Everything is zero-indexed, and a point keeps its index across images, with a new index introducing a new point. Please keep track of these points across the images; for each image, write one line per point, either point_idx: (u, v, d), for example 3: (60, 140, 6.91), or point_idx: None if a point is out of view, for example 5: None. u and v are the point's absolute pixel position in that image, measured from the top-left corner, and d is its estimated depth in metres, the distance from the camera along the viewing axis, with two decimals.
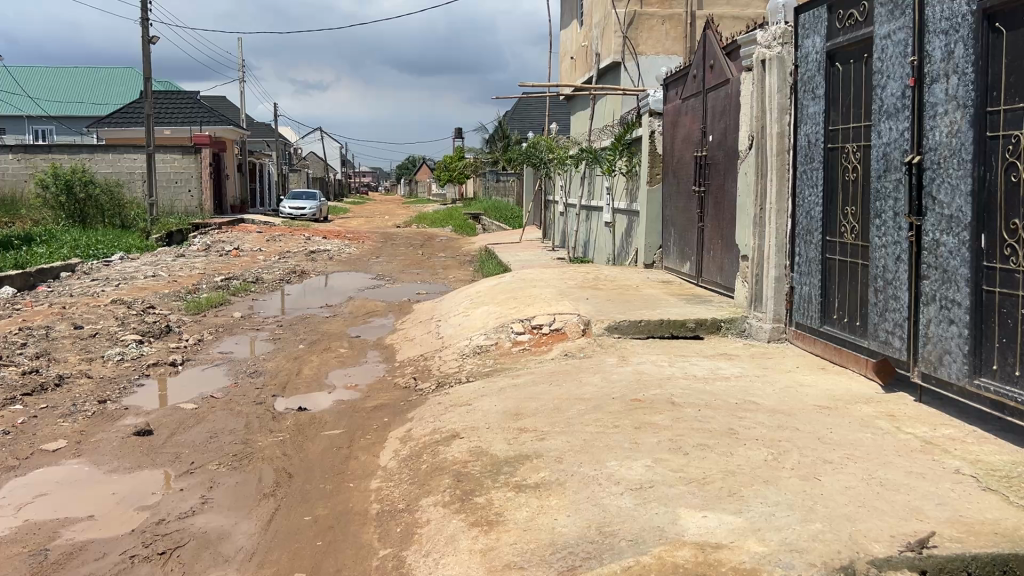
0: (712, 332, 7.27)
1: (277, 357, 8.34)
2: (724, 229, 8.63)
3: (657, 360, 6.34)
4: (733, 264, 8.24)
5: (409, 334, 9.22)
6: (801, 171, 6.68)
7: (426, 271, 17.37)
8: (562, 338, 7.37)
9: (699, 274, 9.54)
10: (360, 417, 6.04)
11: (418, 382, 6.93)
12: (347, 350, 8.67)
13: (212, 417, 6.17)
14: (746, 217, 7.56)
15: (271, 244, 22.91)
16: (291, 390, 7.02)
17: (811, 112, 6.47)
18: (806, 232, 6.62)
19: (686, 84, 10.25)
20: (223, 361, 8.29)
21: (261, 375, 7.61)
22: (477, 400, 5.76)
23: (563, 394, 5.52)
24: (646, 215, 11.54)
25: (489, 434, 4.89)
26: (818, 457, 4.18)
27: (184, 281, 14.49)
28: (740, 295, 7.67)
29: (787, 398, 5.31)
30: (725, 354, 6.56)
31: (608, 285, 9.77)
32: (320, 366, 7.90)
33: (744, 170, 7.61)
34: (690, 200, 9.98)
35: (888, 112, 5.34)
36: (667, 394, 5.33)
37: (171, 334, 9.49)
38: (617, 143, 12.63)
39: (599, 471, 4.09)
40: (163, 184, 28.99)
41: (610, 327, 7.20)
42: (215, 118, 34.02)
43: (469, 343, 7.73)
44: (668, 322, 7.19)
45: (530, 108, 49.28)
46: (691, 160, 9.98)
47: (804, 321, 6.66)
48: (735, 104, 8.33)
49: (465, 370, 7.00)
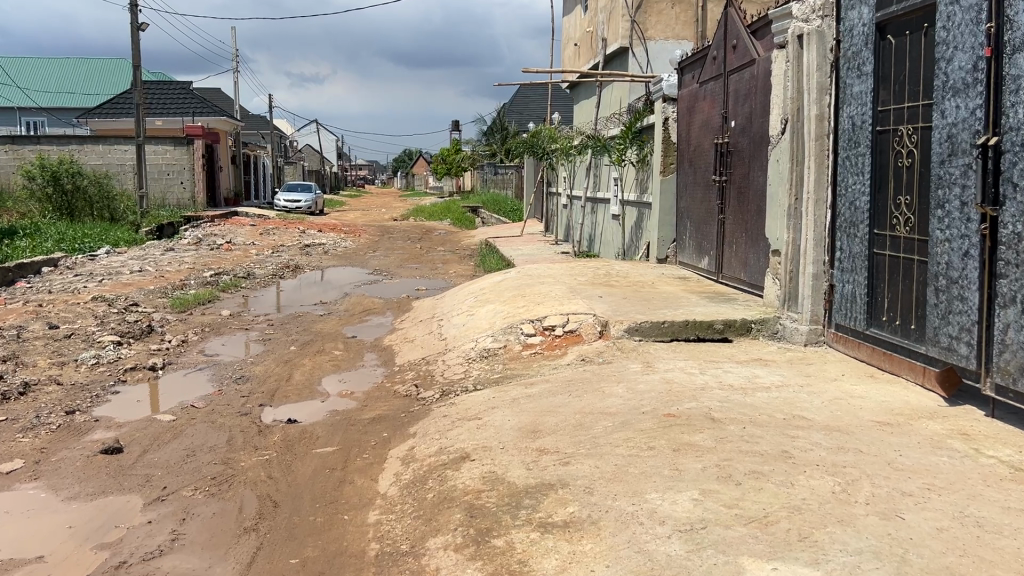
0: (741, 335, 6.65)
1: (266, 360, 7.70)
2: (750, 222, 8.03)
3: (687, 368, 5.70)
4: (761, 260, 7.63)
5: (409, 335, 8.57)
6: (843, 157, 6.04)
7: (426, 266, 16.72)
8: (577, 340, 6.74)
9: (720, 270, 8.93)
10: (357, 431, 5.40)
11: (420, 390, 6.30)
12: (343, 352, 8.03)
13: (191, 431, 5.54)
14: (777, 207, 6.93)
15: (265, 237, 22.21)
16: (280, 399, 6.38)
17: (856, 91, 5.83)
18: (849, 225, 5.99)
19: (705, 66, 9.61)
20: (207, 365, 7.65)
21: (249, 381, 6.97)
22: (487, 413, 5.14)
23: (586, 408, 4.89)
24: (659, 208, 10.89)
25: (504, 457, 4.26)
26: (896, 488, 3.55)
27: (171, 276, 13.81)
28: (770, 293, 7.05)
29: (840, 414, 4.68)
30: (760, 360, 5.94)
31: (621, 281, 9.14)
32: (312, 371, 7.25)
33: (775, 157, 6.99)
34: (709, 190, 9.36)
35: (954, 88, 4.70)
36: (703, 409, 4.71)
37: (153, 334, 8.84)
38: (627, 132, 11.99)
39: (638, 506, 3.46)
40: (155, 176, 28.26)
41: (630, 329, 6.56)
42: (208, 108, 33.23)
43: (475, 346, 7.09)
44: (693, 323, 6.56)
45: (528, 99, 48.54)
46: (710, 148, 9.35)
47: (846, 322, 6.05)
48: (762, 85, 7.70)
49: (472, 376, 6.37)
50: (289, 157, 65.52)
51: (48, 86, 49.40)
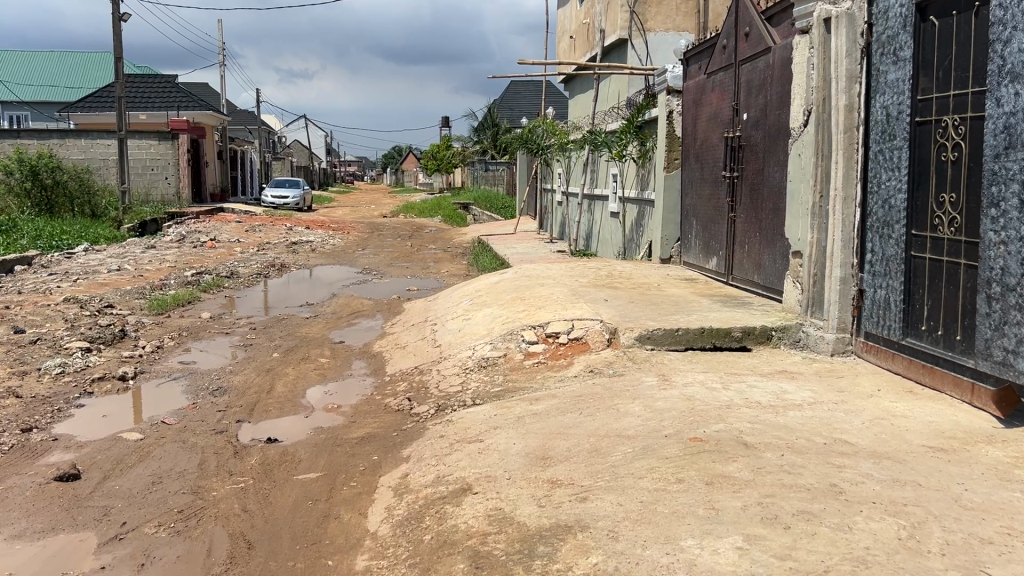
0: (761, 344, 6.15)
1: (246, 369, 7.14)
2: (764, 221, 7.55)
3: (708, 382, 5.18)
4: (778, 261, 7.14)
5: (401, 340, 8.02)
6: (875, 151, 5.54)
7: (416, 265, 16.16)
8: (583, 349, 6.22)
9: (730, 272, 8.44)
10: (344, 453, 4.86)
11: (413, 404, 5.75)
12: (329, 360, 7.47)
13: (159, 453, 4.98)
14: (799, 205, 6.44)
15: (250, 235, 21.58)
16: (260, 414, 5.82)
17: (891, 79, 5.32)
18: (882, 225, 5.49)
19: (713, 56, 9.11)
20: (183, 374, 7.08)
21: (226, 393, 6.41)
22: (490, 434, 4.60)
23: (600, 430, 4.36)
24: (663, 205, 10.36)
25: (511, 490, 3.74)
26: (971, 535, 3.05)
27: (151, 275, 13.19)
28: (790, 298, 6.57)
29: (887, 438, 4.18)
30: (786, 373, 5.44)
31: (625, 283, 8.63)
32: (296, 381, 6.70)
33: (797, 151, 6.49)
34: (718, 186, 8.86)
35: (1012, 72, 4.20)
36: (732, 433, 4.20)
37: (125, 339, 8.24)
38: (628, 126, 11.46)
39: (674, 557, 2.95)
40: (139, 171, 27.57)
41: (642, 336, 6.03)
42: (193, 103, 32.53)
43: (473, 354, 6.56)
44: (709, 330, 6.06)
45: (519, 96, 48.08)
46: (719, 142, 8.85)
47: (878, 331, 5.56)
48: (780, 74, 7.21)
49: (470, 389, 5.83)
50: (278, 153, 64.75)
51: (31, 78, 48.50)
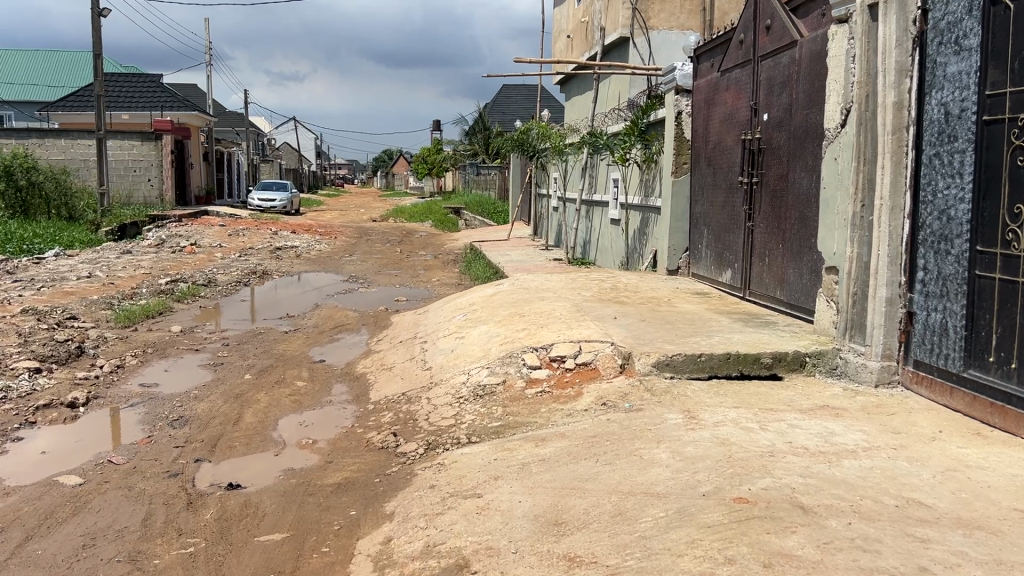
0: (794, 371, 5.48)
1: (214, 394, 6.38)
2: (788, 231, 6.87)
3: (742, 422, 4.46)
4: (807, 277, 6.46)
5: (387, 360, 7.27)
6: (929, 155, 4.86)
7: (406, 273, 15.41)
8: (592, 376, 5.50)
9: (747, 286, 7.77)
10: (317, 505, 4.12)
11: (398, 441, 5.01)
12: (307, 383, 6.72)
13: (99, 503, 4.22)
14: (836, 215, 5.75)
15: (234, 239, 20.77)
16: (223, 452, 5.06)
17: (951, 72, 4.64)
18: (938, 239, 4.79)
19: (728, 52, 8.43)
20: (142, 400, 6.30)
21: (188, 424, 5.65)
22: (490, 485, 3.87)
23: (623, 485, 3.64)
24: (670, 212, 9.66)
25: (519, 570, 3.01)
26: None
27: (122, 283, 12.38)
28: (824, 320, 5.89)
29: (968, 498, 3.47)
30: (830, 410, 4.73)
31: (632, 298, 7.92)
32: (268, 409, 5.95)
33: (832, 155, 5.82)
34: (733, 193, 8.18)
35: None
36: (784, 492, 3.48)
37: (83, 357, 7.46)
38: (632, 128, 10.75)
39: None
40: (121, 172, 26.71)
41: (660, 363, 5.31)
42: (178, 103, 31.69)
43: (467, 380, 5.81)
44: (736, 356, 5.36)
45: (512, 100, 47.46)
46: (734, 145, 8.18)
47: (932, 360, 4.86)
48: (808, 68, 6.54)
49: (465, 423, 5.10)
50: (266, 156, 63.85)
51: (14, 78, 47.52)
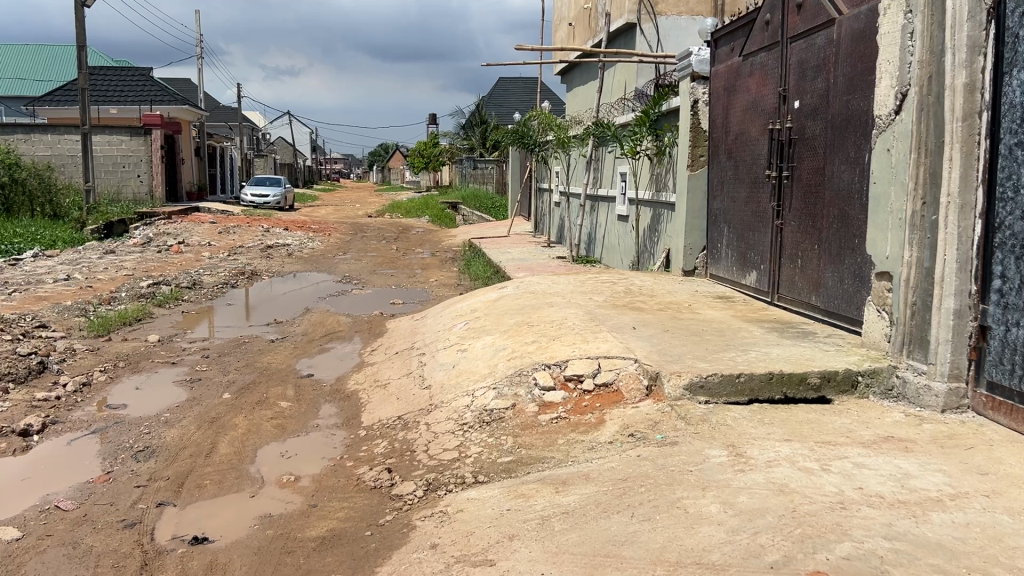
0: (844, 393, 4.81)
1: (187, 418, 5.69)
2: (826, 231, 6.20)
3: (799, 461, 3.78)
4: (850, 283, 5.79)
5: (381, 376, 6.58)
6: (1009, 145, 4.17)
7: (403, 272, 14.74)
8: (615, 400, 4.82)
9: (776, 290, 7.10)
10: (295, 569, 3.44)
11: (393, 480, 4.32)
12: (291, 404, 6.03)
13: (35, 566, 3.53)
14: (890, 214, 5.07)
15: (223, 237, 20.04)
16: (190, 494, 4.37)
17: None
18: (1021, 243, 4.10)
19: (752, 34, 7.74)
20: (106, 425, 5.61)
21: (154, 455, 4.97)
22: (504, 549, 3.19)
23: (668, 553, 2.96)
24: (686, 209, 8.97)
25: None
26: None
27: (100, 286, 11.65)
28: (875, 332, 5.22)
29: None
30: (897, 443, 4.05)
31: (650, 303, 7.25)
32: (246, 437, 5.27)
33: (884, 146, 5.15)
34: (758, 188, 7.51)
35: None
36: (870, 563, 2.80)
37: (45, 373, 6.76)
38: (643, 119, 10.06)
39: None
40: (108, 168, 25.96)
41: (693, 386, 4.63)
42: (169, 97, 30.93)
43: (471, 404, 5.12)
44: (778, 377, 4.69)
45: (508, 93, 46.57)
46: (760, 136, 7.50)
47: (1011, 384, 4.19)
48: (849, 49, 5.85)
49: (470, 457, 4.41)
50: (261, 151, 62.88)
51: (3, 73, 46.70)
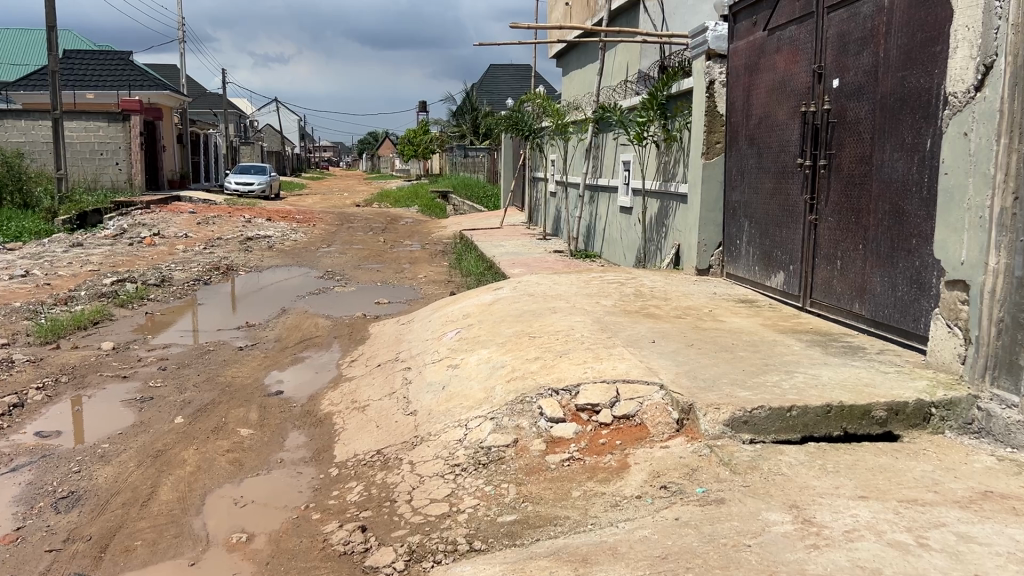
0: (915, 429, 3.97)
1: (128, 450, 4.81)
2: (873, 228, 5.37)
3: (887, 532, 2.93)
4: (905, 290, 4.97)
5: (359, 395, 5.71)
6: None
7: (390, 266, 13.83)
8: (638, 437, 3.98)
9: (809, 294, 6.26)
10: None
11: (367, 545, 3.46)
12: (253, 432, 5.15)
13: None
14: (969, 212, 4.22)
15: (201, 228, 19.03)
16: (114, 561, 3.51)
17: None
18: None
19: (779, 4, 6.85)
20: (30, 460, 4.72)
21: (78, 504, 4.09)
22: None
23: None
24: (701, 202, 8.10)
25: None
26: None
27: (59, 284, 10.71)
28: (945, 352, 4.38)
29: None
30: (1003, 502, 3.21)
31: (667, 309, 6.39)
32: (195, 477, 4.40)
33: (959, 129, 4.30)
34: (787, 178, 6.66)
35: None
36: None
37: None
38: (650, 102, 9.19)
39: None
40: (84, 155, 24.88)
41: (736, 421, 3.79)
42: (151, 82, 29.78)
43: (464, 438, 4.26)
44: (837, 411, 3.86)
45: (500, 79, 45.46)
46: (791, 119, 6.63)
47: None
48: (905, 17, 5.00)
49: (462, 513, 3.56)
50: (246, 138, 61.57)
51: None
